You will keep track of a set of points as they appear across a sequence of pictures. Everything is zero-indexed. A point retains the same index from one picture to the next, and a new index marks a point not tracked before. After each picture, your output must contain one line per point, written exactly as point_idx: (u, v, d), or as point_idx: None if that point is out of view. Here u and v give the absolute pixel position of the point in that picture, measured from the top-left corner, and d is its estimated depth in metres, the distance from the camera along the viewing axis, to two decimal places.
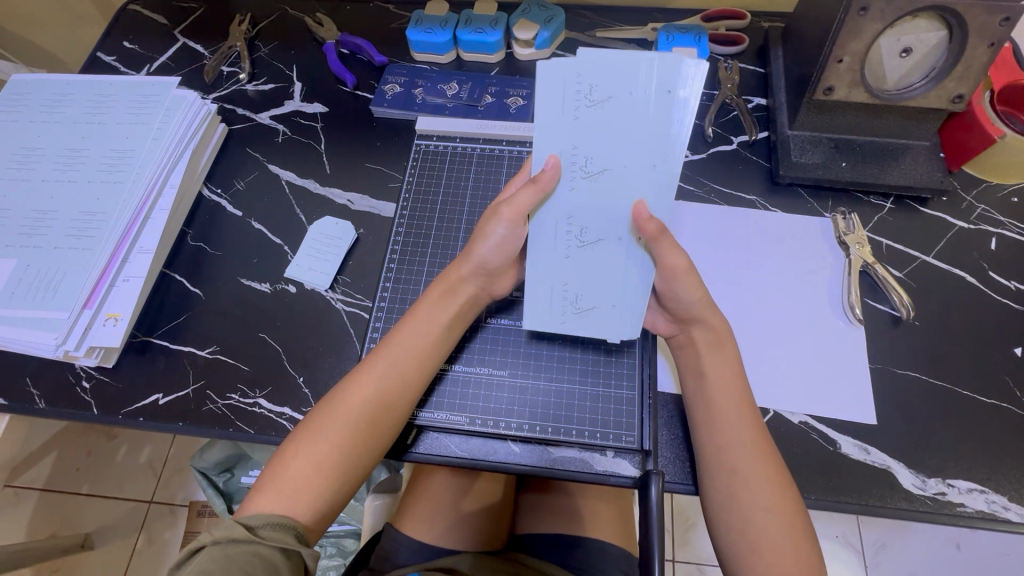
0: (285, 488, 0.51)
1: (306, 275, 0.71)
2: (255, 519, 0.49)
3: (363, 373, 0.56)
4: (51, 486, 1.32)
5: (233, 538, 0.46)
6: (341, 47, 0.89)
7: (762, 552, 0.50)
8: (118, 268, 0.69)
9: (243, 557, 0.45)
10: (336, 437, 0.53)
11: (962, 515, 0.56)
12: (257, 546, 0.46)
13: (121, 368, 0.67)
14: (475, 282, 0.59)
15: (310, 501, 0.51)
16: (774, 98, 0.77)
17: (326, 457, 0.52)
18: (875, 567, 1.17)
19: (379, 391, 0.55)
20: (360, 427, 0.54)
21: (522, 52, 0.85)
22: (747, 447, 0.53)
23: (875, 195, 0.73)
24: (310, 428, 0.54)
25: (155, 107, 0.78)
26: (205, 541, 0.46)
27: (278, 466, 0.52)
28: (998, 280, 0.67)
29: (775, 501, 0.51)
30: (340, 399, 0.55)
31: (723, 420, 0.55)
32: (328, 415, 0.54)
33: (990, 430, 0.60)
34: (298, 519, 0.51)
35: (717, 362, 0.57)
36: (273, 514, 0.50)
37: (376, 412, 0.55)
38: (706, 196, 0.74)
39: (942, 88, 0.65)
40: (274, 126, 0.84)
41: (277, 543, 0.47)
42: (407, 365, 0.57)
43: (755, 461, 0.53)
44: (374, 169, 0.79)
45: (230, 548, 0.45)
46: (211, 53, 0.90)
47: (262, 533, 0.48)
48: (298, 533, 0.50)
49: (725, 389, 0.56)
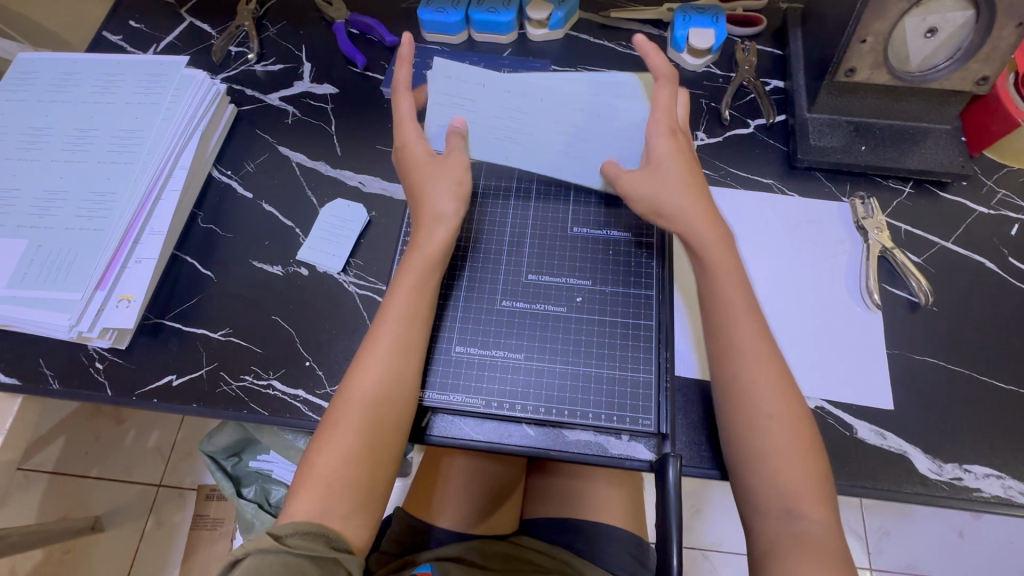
0: (312, 493, 0.51)
1: (318, 257, 0.70)
2: (283, 529, 0.49)
3: (369, 351, 0.57)
4: (61, 469, 1.33)
5: (261, 549, 0.46)
6: (350, 27, 0.87)
7: (788, 482, 0.50)
8: (129, 250, 0.68)
9: (271, 567, 0.45)
10: (355, 429, 0.54)
11: (978, 500, 0.56)
12: (286, 555, 0.46)
13: (133, 350, 0.67)
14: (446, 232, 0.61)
15: (336, 503, 0.51)
16: (793, 80, 0.76)
17: (347, 453, 0.53)
18: (878, 553, 1.18)
19: (383, 370, 0.56)
20: (373, 413, 0.54)
21: (535, 32, 0.84)
22: (761, 381, 0.53)
23: (894, 180, 0.72)
24: (326, 425, 0.55)
25: (164, 87, 0.77)
26: (236, 554, 0.46)
27: (310, 465, 0.53)
28: (1017, 266, 0.67)
29: (797, 441, 0.52)
30: (352, 383, 0.56)
31: (751, 392, 0.53)
32: (341, 406, 0.55)
33: (1007, 416, 0.59)
34: (327, 523, 0.51)
35: (757, 345, 0.55)
36: (300, 522, 0.49)
37: (387, 385, 0.55)
38: (722, 179, 0.73)
39: (966, 69, 0.64)
40: (283, 107, 0.82)
41: (306, 551, 0.47)
42: (409, 335, 0.58)
43: (772, 395, 0.53)
44: (385, 151, 0.78)
45: (260, 560, 0.45)
46: (219, 32, 0.89)
47: (291, 542, 0.48)
48: (329, 538, 0.50)
49: (770, 381, 0.53)
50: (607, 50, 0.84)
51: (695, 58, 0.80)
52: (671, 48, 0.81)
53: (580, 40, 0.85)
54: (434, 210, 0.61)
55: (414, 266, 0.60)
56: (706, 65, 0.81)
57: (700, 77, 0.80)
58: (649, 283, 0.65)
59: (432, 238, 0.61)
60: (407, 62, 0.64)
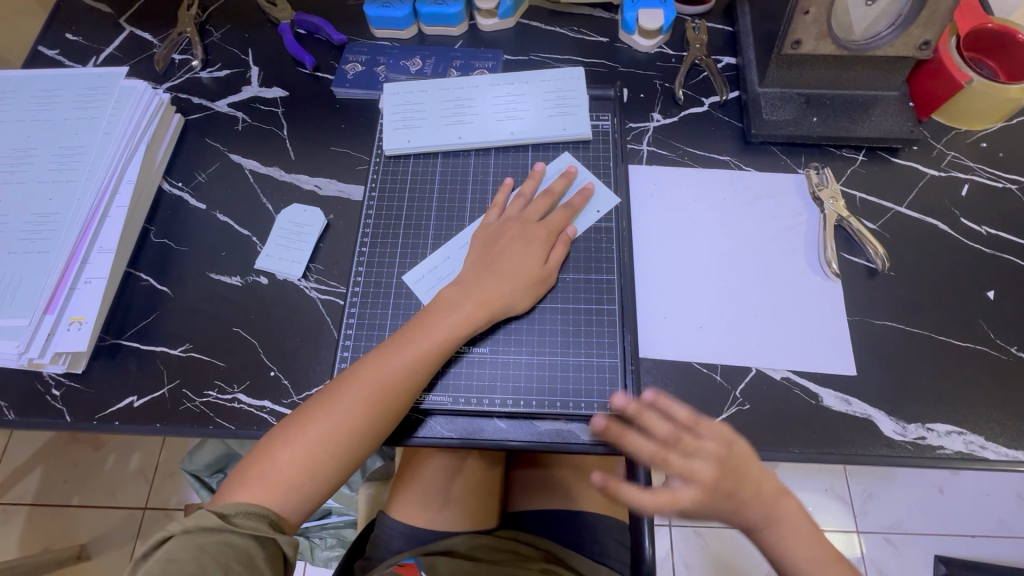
0: (268, 480, 0.51)
1: (277, 265, 0.69)
2: (228, 507, 0.49)
3: (360, 371, 0.56)
4: (39, 501, 1.30)
5: (203, 527, 0.46)
6: (296, 27, 0.85)
7: None
8: (79, 269, 0.66)
9: (214, 546, 0.46)
10: (327, 436, 0.53)
11: (942, 457, 0.58)
12: (231, 535, 0.47)
13: (91, 374, 0.65)
14: (497, 304, 0.60)
15: (288, 493, 0.52)
16: (743, 56, 0.76)
17: (314, 449, 0.53)
18: (863, 516, 1.21)
19: (370, 389, 0.55)
20: (349, 424, 0.54)
21: (485, 22, 0.83)
22: (795, 542, 0.56)
23: (847, 148, 0.72)
24: (297, 422, 0.54)
25: (105, 100, 0.74)
26: (172, 531, 0.46)
27: (269, 456, 0.52)
28: (969, 226, 0.68)
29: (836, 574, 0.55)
30: (331, 390, 0.55)
31: (789, 543, 0.56)
32: (318, 411, 0.54)
33: (966, 373, 0.61)
34: (273, 508, 0.51)
35: (788, 517, 0.56)
36: (247, 502, 0.50)
37: (371, 406, 0.54)
38: (680, 160, 0.73)
39: (908, 35, 0.64)
40: (232, 114, 0.80)
41: (250, 532, 0.48)
42: (414, 338, 0.58)
43: (807, 545, 0.56)
44: (340, 152, 0.77)
45: (201, 536, 0.46)
46: (161, 41, 0.86)
47: (236, 521, 0.48)
48: (273, 521, 0.51)
49: (804, 534, 0.56)
50: (559, 37, 0.83)
51: (647, 40, 0.80)
52: (623, 31, 0.81)
53: (531, 27, 0.84)
54: (495, 298, 0.60)
55: (450, 311, 0.59)
56: (658, 46, 0.80)
57: (653, 59, 0.80)
58: (610, 268, 0.65)
59: (481, 313, 0.60)
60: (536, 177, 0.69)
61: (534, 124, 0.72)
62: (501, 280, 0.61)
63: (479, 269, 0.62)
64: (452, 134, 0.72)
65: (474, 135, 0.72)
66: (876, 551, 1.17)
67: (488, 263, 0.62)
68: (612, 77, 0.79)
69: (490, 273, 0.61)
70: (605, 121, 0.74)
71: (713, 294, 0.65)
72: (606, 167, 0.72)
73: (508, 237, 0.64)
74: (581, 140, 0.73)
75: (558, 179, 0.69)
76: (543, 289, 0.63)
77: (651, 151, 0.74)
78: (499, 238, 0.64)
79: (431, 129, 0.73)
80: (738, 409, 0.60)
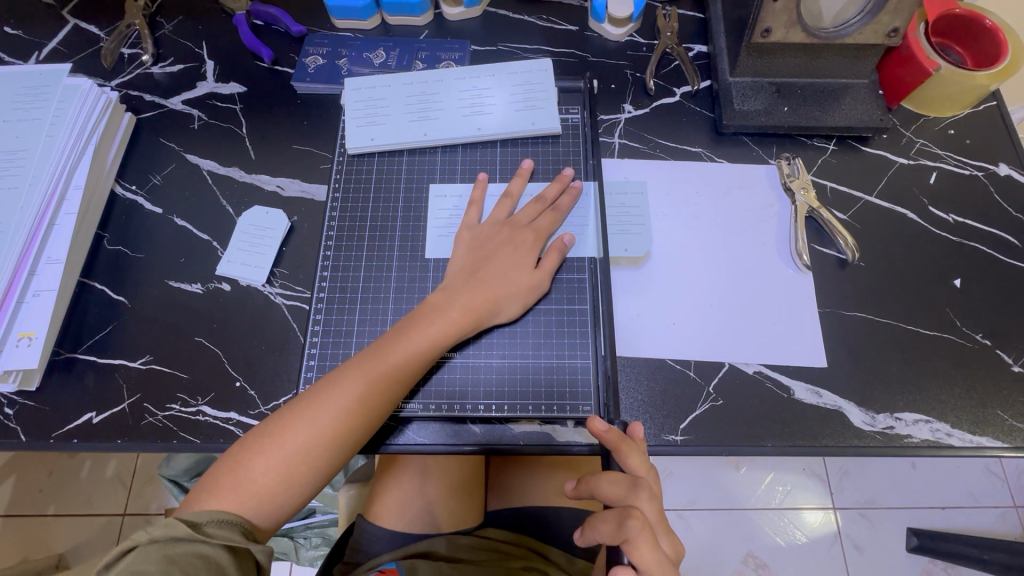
0: (240, 488, 0.49)
1: (239, 271, 0.67)
2: (198, 516, 0.47)
3: (342, 378, 0.54)
4: (13, 511, 1.26)
5: (172, 537, 0.45)
6: (253, 18, 0.81)
7: None
8: (25, 282, 0.63)
9: (185, 558, 0.44)
10: (305, 445, 0.51)
11: (909, 446, 0.58)
12: (202, 545, 0.45)
13: (46, 390, 0.62)
14: (486, 308, 0.59)
15: (262, 501, 0.50)
16: (715, 45, 0.75)
17: (290, 459, 0.51)
18: (839, 493, 1.23)
19: (353, 397, 0.53)
20: (330, 433, 0.52)
21: (451, 11, 0.80)
22: None
23: (818, 138, 0.72)
24: (272, 431, 0.52)
25: (48, 100, 0.71)
26: (138, 541, 0.44)
27: (241, 465, 0.50)
28: (936, 214, 0.68)
29: None
30: (310, 399, 0.53)
31: None
32: (295, 419, 0.52)
33: (933, 361, 0.61)
34: (246, 515, 0.49)
35: None
36: (218, 511, 0.48)
37: (353, 414, 0.53)
38: (651, 152, 0.72)
39: (877, 22, 0.64)
40: (187, 111, 0.77)
41: (223, 541, 0.46)
42: (400, 344, 0.56)
43: None
44: (302, 150, 0.74)
45: (170, 547, 0.44)
46: (108, 34, 0.82)
47: (208, 531, 0.47)
48: (247, 529, 0.49)
49: None
50: (528, 25, 0.81)
51: (617, 28, 0.78)
52: (593, 19, 0.79)
53: (499, 16, 0.81)
54: (485, 302, 0.59)
55: (439, 315, 0.57)
56: (629, 35, 0.78)
57: (624, 47, 0.78)
58: (581, 266, 0.64)
59: (472, 317, 0.58)
60: (525, 175, 0.67)
61: (512, 122, 0.70)
62: (492, 284, 0.59)
63: (465, 275, 0.60)
64: (417, 132, 0.70)
65: (443, 132, 0.70)
66: (852, 526, 1.20)
67: (473, 267, 0.61)
68: (582, 67, 0.77)
69: (477, 279, 0.60)
70: (574, 114, 0.73)
71: (687, 290, 0.64)
72: (576, 162, 0.70)
73: (496, 242, 0.62)
74: (550, 135, 0.71)
75: (516, 179, 0.67)
76: (534, 297, 0.61)
77: (623, 144, 0.73)
78: (487, 243, 0.62)
79: (393, 129, 0.70)
80: (712, 405, 0.60)
